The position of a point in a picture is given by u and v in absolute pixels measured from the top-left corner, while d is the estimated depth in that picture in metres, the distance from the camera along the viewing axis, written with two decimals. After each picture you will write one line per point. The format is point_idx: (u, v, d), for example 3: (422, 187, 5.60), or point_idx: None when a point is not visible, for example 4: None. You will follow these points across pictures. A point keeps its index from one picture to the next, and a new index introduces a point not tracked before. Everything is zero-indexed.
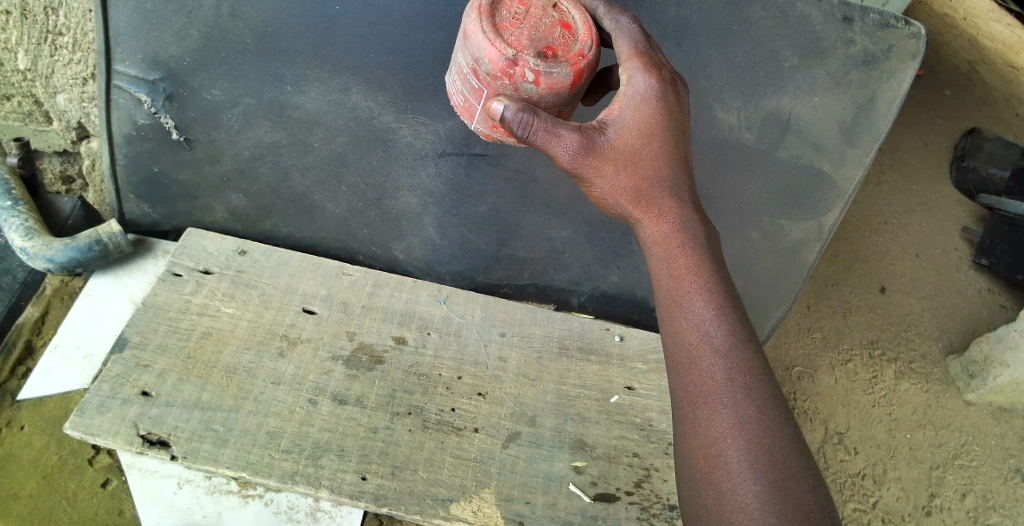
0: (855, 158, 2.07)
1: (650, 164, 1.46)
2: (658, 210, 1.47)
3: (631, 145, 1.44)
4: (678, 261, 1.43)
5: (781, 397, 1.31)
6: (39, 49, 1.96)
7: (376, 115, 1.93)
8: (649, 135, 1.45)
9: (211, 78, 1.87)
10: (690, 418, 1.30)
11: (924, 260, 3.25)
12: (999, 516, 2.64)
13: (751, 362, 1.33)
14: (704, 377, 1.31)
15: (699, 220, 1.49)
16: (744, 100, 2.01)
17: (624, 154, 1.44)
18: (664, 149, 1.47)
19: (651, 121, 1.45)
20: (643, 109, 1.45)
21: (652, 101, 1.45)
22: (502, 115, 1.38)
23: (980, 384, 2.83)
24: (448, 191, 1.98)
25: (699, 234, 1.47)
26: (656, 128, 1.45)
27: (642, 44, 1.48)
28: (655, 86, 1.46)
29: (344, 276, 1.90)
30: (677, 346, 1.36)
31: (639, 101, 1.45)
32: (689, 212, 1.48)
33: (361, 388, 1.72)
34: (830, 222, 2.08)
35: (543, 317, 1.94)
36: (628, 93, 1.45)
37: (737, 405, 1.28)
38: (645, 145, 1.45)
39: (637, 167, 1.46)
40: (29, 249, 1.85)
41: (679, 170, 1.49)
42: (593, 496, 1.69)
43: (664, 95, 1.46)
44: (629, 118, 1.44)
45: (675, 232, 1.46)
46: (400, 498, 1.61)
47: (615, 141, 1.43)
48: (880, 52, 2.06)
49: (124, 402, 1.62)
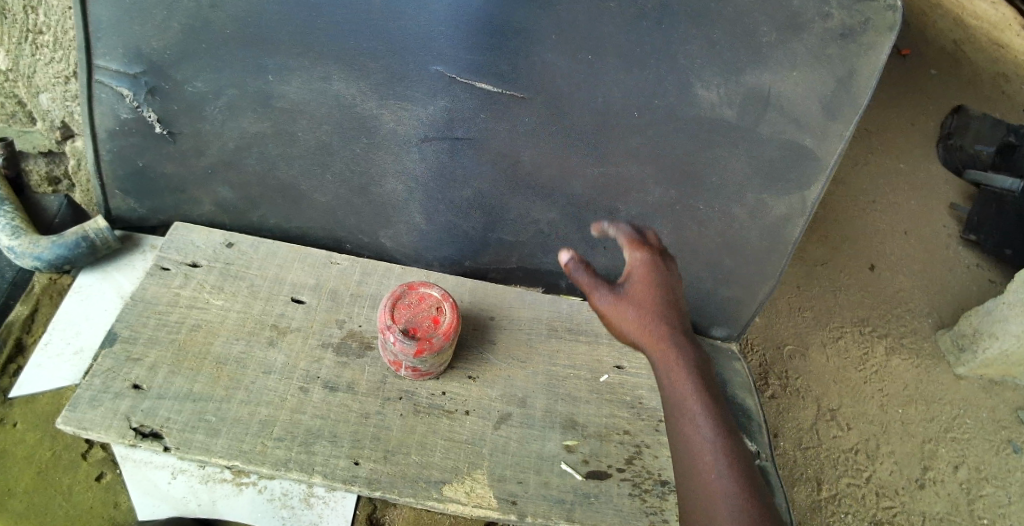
0: (837, 132, 1.97)
1: (663, 315, 1.56)
2: (667, 345, 1.54)
3: (644, 293, 1.56)
4: (682, 388, 1.51)
5: (769, 493, 1.45)
6: (20, 49, 1.95)
7: (360, 102, 1.89)
8: (662, 286, 1.58)
9: (194, 69, 1.84)
10: (698, 518, 1.43)
11: (912, 238, 3.28)
12: (992, 487, 2.67)
13: (744, 464, 1.45)
14: (705, 479, 1.44)
15: (697, 350, 1.57)
16: (726, 76, 1.94)
17: (641, 302, 1.55)
18: (673, 299, 1.59)
19: (662, 277, 1.59)
20: (656, 267, 1.59)
21: (662, 261, 1.61)
22: (563, 262, 1.56)
23: (970, 358, 2.86)
24: (434, 177, 1.96)
25: (699, 360, 1.56)
26: (664, 281, 1.59)
27: (653, 256, 1.61)
28: (660, 254, 1.62)
29: (332, 265, 1.91)
30: (682, 456, 1.48)
31: (652, 265, 1.59)
32: (693, 346, 1.56)
33: (352, 375, 1.73)
34: (814, 195, 2.01)
35: (531, 300, 1.94)
36: (642, 262, 1.59)
37: (735, 503, 1.41)
38: (657, 292, 1.57)
39: (653, 314, 1.55)
40: (16, 248, 1.87)
41: (681, 314, 1.59)
42: (585, 474, 1.70)
43: (664, 262, 1.62)
44: (638, 272, 1.58)
45: (680, 367, 1.53)
46: (392, 482, 1.62)
47: (632, 292, 1.56)
48: (858, 25, 1.93)
49: (116, 396, 1.64)
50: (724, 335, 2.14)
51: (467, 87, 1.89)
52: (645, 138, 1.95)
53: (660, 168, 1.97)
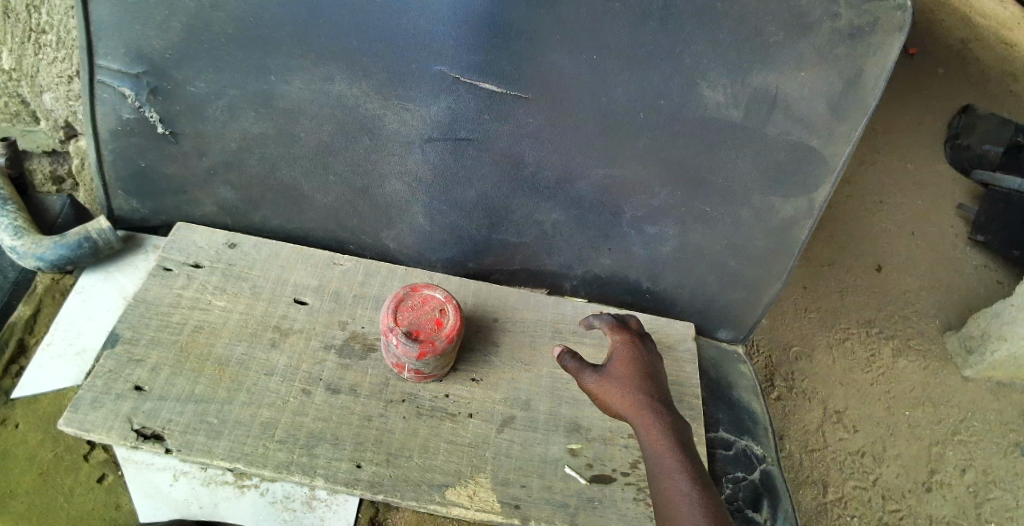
0: (844, 134, 1.91)
1: (641, 388, 1.63)
2: (646, 414, 1.59)
3: (624, 370, 1.66)
4: (662, 452, 1.54)
5: None
6: (23, 49, 1.94)
7: (362, 103, 1.87)
8: (640, 363, 1.67)
9: (196, 70, 1.83)
10: None
11: (920, 239, 3.25)
12: (999, 491, 2.64)
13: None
14: None
15: (678, 419, 1.61)
16: (731, 77, 1.87)
17: (620, 377, 1.64)
18: (652, 374, 1.66)
19: (640, 356, 1.68)
20: (634, 346, 1.70)
21: (641, 343, 1.72)
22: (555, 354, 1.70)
23: (978, 360, 2.84)
24: (437, 178, 1.94)
25: (679, 427, 1.59)
26: (642, 360, 1.68)
27: (634, 339, 1.72)
28: (638, 337, 1.73)
29: (335, 266, 1.90)
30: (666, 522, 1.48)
31: (630, 345, 1.70)
32: (674, 415, 1.61)
33: (354, 377, 1.72)
34: (821, 198, 1.97)
35: (536, 301, 1.93)
36: (622, 344, 1.70)
37: None
38: (636, 369, 1.66)
39: (632, 387, 1.63)
40: (19, 248, 1.86)
41: (662, 388, 1.65)
42: (589, 478, 1.69)
43: (643, 344, 1.72)
44: (618, 351, 1.69)
45: (660, 433, 1.56)
46: (395, 485, 1.61)
47: (613, 369, 1.66)
48: (866, 25, 1.81)
49: (118, 397, 1.63)
50: (729, 337, 2.15)
51: (471, 87, 1.86)
52: (650, 138, 1.92)
53: (664, 169, 1.94)
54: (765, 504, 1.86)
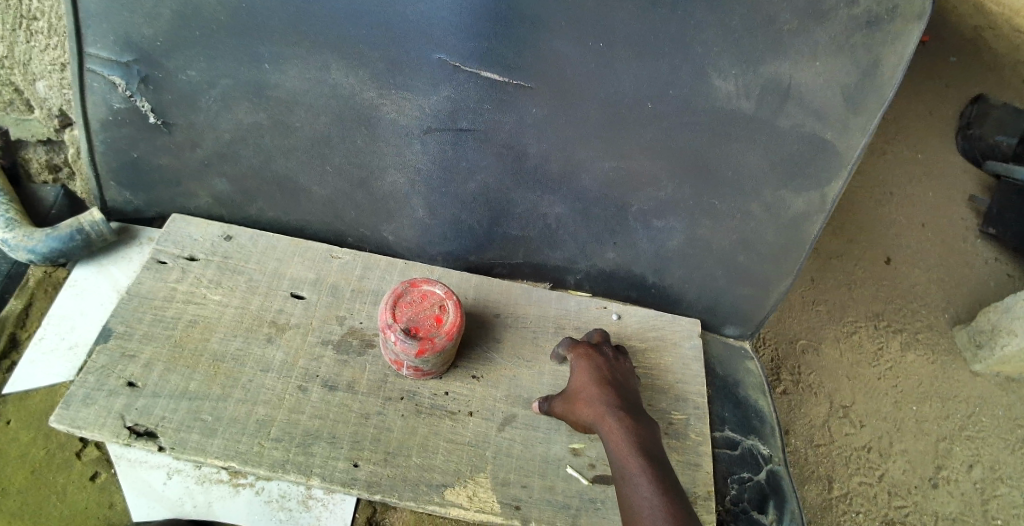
0: (859, 127, 1.85)
1: (602, 398, 1.60)
2: (605, 424, 1.56)
3: (584, 385, 1.63)
4: (623, 461, 1.50)
5: None
6: (14, 36, 1.89)
7: (359, 92, 1.82)
8: (602, 375, 1.64)
9: (188, 58, 1.78)
10: None
11: (930, 231, 3.19)
12: (1007, 487, 2.60)
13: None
14: None
15: (642, 424, 1.57)
16: (743, 66, 1.82)
17: (581, 394, 1.62)
18: (614, 384, 1.63)
19: (600, 367, 1.66)
20: (594, 358, 1.67)
21: (602, 356, 1.69)
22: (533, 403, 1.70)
23: (987, 355, 2.77)
24: (437, 169, 1.89)
25: (641, 432, 1.55)
26: (603, 372, 1.65)
27: (594, 352, 1.69)
28: (600, 350, 1.70)
29: (333, 259, 1.85)
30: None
31: (590, 358, 1.68)
32: (636, 420, 1.57)
33: (351, 373, 1.68)
34: (834, 193, 1.91)
35: (539, 296, 1.88)
36: (582, 358, 1.68)
37: None
38: (597, 382, 1.63)
39: (591, 399, 1.60)
40: (11, 240, 1.83)
41: (625, 396, 1.62)
42: (591, 478, 1.65)
43: (604, 355, 1.69)
44: (578, 366, 1.67)
45: (620, 440, 1.53)
46: (393, 485, 1.58)
47: (574, 387, 1.64)
48: (885, 13, 1.76)
49: (110, 394, 1.60)
50: (737, 334, 2.08)
51: (470, 76, 1.81)
52: (658, 129, 1.86)
53: (671, 161, 1.89)
54: (770, 505, 1.82)
